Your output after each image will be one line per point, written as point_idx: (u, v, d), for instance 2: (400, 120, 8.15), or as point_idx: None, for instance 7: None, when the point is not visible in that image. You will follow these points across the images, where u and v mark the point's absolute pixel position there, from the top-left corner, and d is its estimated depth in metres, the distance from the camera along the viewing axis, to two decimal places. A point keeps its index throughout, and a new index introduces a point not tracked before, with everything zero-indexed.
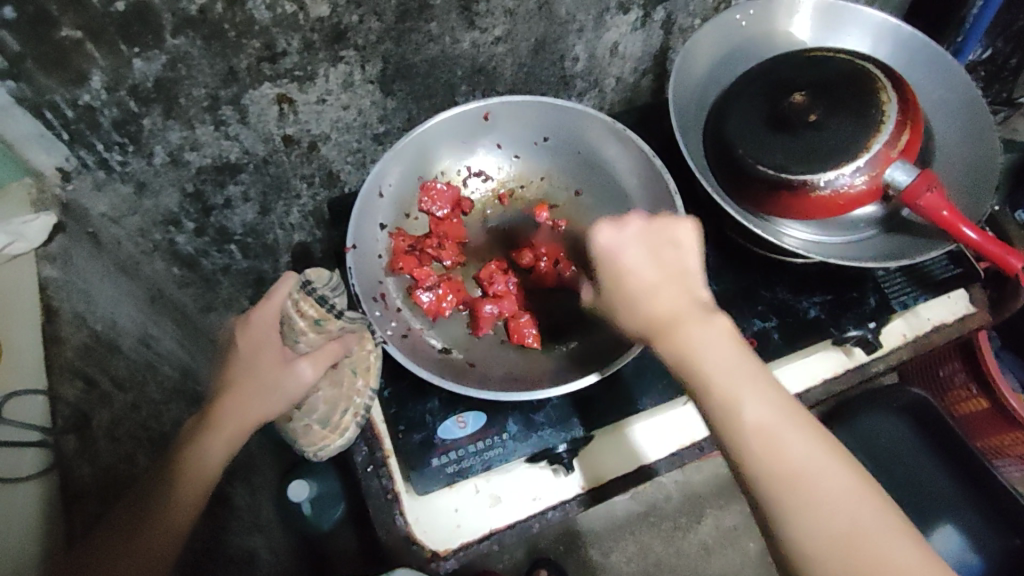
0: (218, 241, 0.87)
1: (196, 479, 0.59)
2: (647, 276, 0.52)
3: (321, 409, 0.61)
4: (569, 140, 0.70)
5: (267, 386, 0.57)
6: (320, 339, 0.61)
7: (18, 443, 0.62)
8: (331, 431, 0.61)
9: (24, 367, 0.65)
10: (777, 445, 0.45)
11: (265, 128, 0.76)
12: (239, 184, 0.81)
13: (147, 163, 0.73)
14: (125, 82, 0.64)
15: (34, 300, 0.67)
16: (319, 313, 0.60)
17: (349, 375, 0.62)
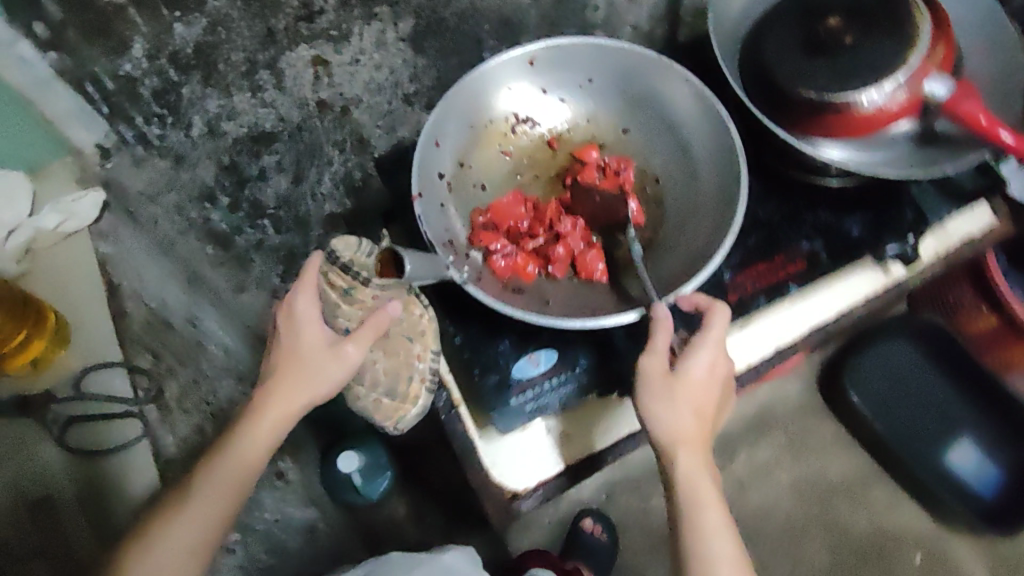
0: (253, 219, 0.81)
1: (233, 476, 0.62)
2: (683, 403, 0.59)
3: (384, 381, 0.63)
4: (617, 75, 0.68)
5: (310, 377, 0.61)
6: (357, 311, 0.62)
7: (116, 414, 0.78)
8: (402, 402, 0.62)
9: (101, 337, 0.81)
10: (712, 551, 0.60)
11: (300, 92, 0.75)
12: (274, 154, 0.79)
13: (185, 133, 0.75)
14: (166, 49, 0.66)
15: (98, 276, 0.82)
16: (346, 283, 0.61)
17: (406, 342, 0.62)
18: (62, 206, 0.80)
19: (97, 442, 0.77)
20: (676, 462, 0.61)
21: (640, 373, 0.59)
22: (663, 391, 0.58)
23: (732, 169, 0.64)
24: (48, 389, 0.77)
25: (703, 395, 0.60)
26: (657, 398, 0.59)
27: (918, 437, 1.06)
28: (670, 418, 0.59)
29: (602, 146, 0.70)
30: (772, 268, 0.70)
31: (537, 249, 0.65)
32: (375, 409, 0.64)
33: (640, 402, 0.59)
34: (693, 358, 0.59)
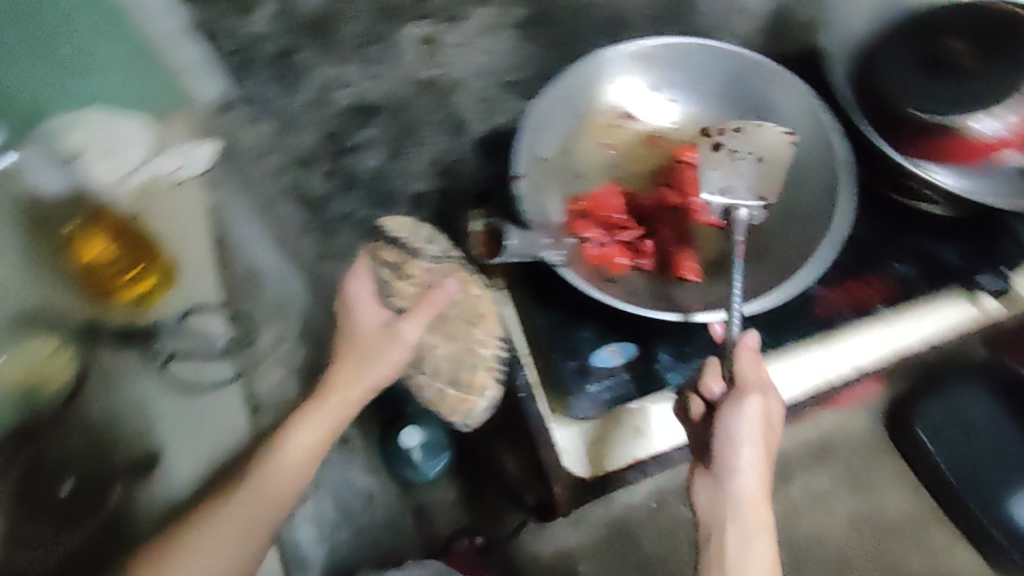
0: (344, 188, 0.82)
1: (287, 462, 0.57)
2: (769, 453, 0.54)
3: (446, 368, 0.68)
4: (726, 82, 0.69)
5: (368, 357, 0.62)
6: (413, 287, 0.68)
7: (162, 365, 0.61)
8: (468, 395, 0.67)
9: (189, 281, 0.67)
10: None
11: (406, 68, 0.75)
12: (375, 127, 0.79)
13: (293, 100, 0.72)
14: (293, 12, 0.67)
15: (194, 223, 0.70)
16: (397, 257, 0.69)
17: (467, 326, 0.67)
18: (174, 150, 0.74)
19: (123, 407, 0.59)
20: (757, 531, 0.52)
21: (741, 415, 0.53)
22: (755, 428, 0.53)
23: (834, 182, 0.64)
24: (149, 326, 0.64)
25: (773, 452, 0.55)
26: (757, 441, 0.53)
27: (974, 477, 1.00)
28: (757, 467, 0.53)
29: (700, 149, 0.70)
30: (858, 287, 0.71)
31: (629, 241, 0.65)
32: (441, 401, 0.68)
33: (738, 449, 0.53)
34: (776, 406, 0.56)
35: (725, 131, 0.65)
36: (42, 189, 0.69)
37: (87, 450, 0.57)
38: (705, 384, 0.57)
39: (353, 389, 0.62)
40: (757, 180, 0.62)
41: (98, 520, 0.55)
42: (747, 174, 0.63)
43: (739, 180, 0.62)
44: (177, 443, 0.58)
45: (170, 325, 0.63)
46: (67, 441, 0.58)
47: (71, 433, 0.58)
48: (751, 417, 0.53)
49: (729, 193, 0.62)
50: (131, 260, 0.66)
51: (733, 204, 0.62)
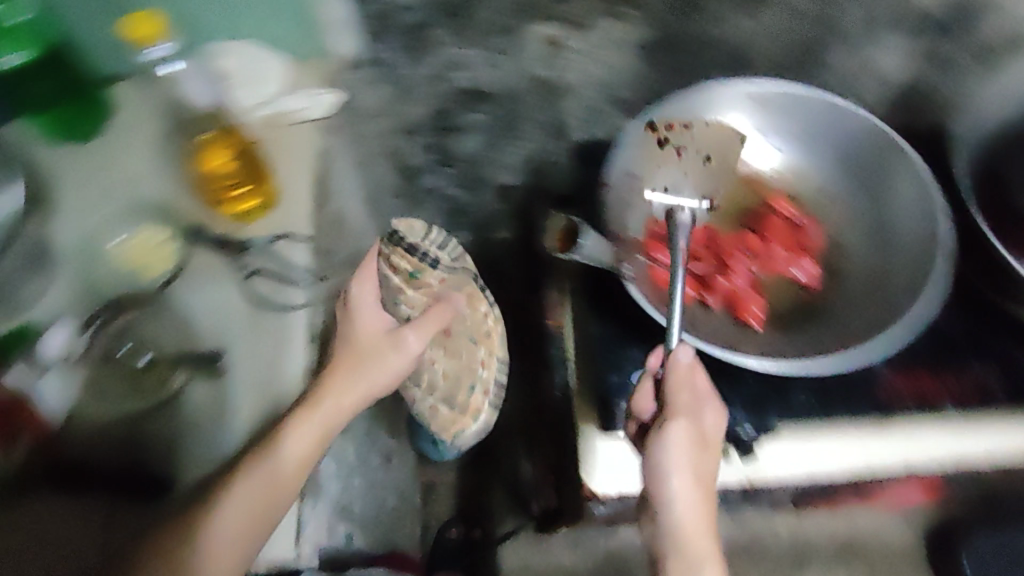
0: (441, 164, 0.92)
1: (288, 469, 0.54)
2: (701, 473, 0.54)
3: (442, 386, 0.76)
4: (836, 143, 0.67)
5: (369, 363, 0.63)
6: (421, 296, 0.73)
7: (246, 275, 0.63)
8: (461, 414, 0.76)
9: (286, 212, 0.65)
10: None
11: (526, 64, 0.79)
12: (480, 113, 0.85)
13: (416, 70, 0.78)
14: None
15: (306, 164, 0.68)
16: (412, 265, 0.74)
17: (471, 344, 0.75)
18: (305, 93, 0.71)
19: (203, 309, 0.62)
20: (700, 559, 0.53)
21: (667, 443, 0.54)
22: (682, 454, 0.53)
23: (926, 262, 0.61)
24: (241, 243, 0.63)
25: (709, 465, 0.55)
26: (684, 466, 0.53)
27: None
28: (686, 491, 0.54)
29: (790, 199, 0.71)
30: (932, 381, 0.67)
31: (699, 274, 0.66)
32: (434, 418, 0.77)
33: (665, 477, 0.54)
34: (708, 418, 0.55)
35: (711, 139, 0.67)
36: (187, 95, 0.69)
37: (164, 346, 0.60)
38: (637, 402, 0.59)
39: (344, 399, 0.59)
40: (699, 178, 0.67)
41: (165, 438, 0.57)
42: (694, 174, 0.67)
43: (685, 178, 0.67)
44: (245, 361, 0.60)
45: (260, 244, 0.64)
46: (142, 333, 0.61)
47: (154, 328, 0.61)
48: (675, 442, 0.53)
49: (673, 193, 0.66)
50: (249, 180, 0.65)
51: (677, 205, 0.66)
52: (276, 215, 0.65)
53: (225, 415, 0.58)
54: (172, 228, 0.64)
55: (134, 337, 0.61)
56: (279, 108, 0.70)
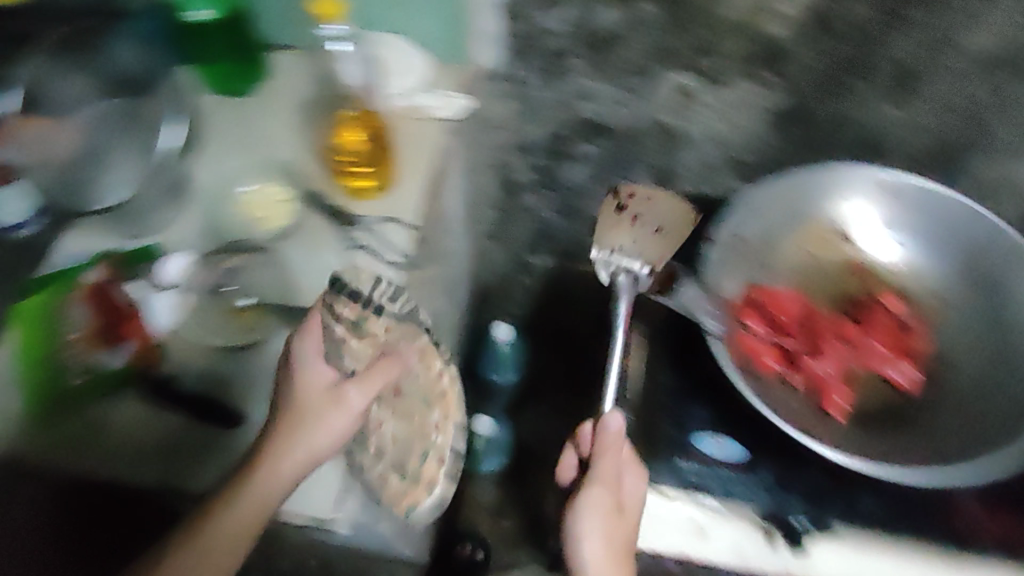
0: (544, 185, 0.93)
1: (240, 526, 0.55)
2: (614, 540, 0.59)
3: (392, 451, 0.65)
4: (963, 250, 0.65)
5: (307, 430, 0.57)
6: (365, 346, 0.64)
7: (351, 248, 0.66)
8: (416, 486, 0.65)
9: (401, 198, 0.69)
10: None
11: (653, 110, 0.79)
12: (595, 146, 0.86)
13: (546, 93, 0.80)
14: (587, 28, 0.72)
15: (430, 158, 0.72)
16: (356, 314, 0.64)
17: (423, 407, 0.67)
18: (440, 93, 0.75)
19: (304, 270, 0.65)
20: None
21: (585, 508, 0.59)
22: (595, 519, 0.58)
23: None
24: (354, 218, 0.67)
25: (622, 528, 0.61)
26: (599, 534, 0.59)
27: None
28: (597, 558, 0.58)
29: (904, 298, 0.67)
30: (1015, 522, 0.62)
31: (790, 349, 0.64)
32: (382, 490, 0.64)
33: (579, 541, 0.59)
34: (626, 485, 0.61)
35: (828, 225, 0.67)
36: (338, 74, 0.72)
37: (265, 293, 0.64)
38: (561, 474, 0.67)
39: (280, 465, 0.55)
40: (647, 245, 0.66)
41: (182, 449, 0.59)
42: (643, 242, 0.66)
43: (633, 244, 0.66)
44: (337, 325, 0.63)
45: (371, 221, 0.67)
46: (250, 277, 0.65)
47: (260, 275, 0.65)
48: (588, 505, 0.59)
49: (617, 254, 0.65)
50: (371, 164, 0.69)
51: (618, 266, 0.64)
52: (392, 198, 0.69)
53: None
54: (295, 188, 0.68)
55: (244, 277, 0.65)
56: (411, 103, 0.74)
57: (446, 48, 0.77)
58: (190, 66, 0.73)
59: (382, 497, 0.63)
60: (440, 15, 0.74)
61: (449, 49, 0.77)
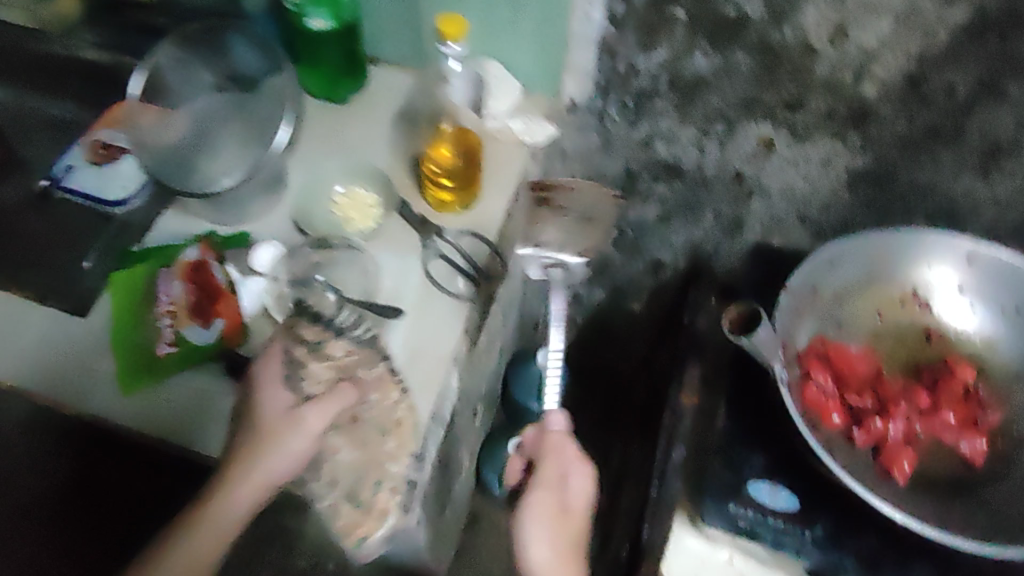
0: (609, 221, 0.96)
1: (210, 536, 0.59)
2: (556, 536, 0.76)
3: (344, 480, 0.61)
4: None
5: (265, 448, 0.58)
6: (326, 367, 0.62)
7: (433, 256, 0.69)
8: (363, 516, 0.60)
9: (483, 215, 0.73)
10: None
11: (730, 157, 0.81)
12: (668, 187, 0.88)
13: (627, 130, 0.83)
14: (677, 69, 0.75)
15: (512, 179, 0.75)
16: (315, 335, 0.62)
17: (380, 437, 0.61)
18: (528, 119, 0.79)
19: (386, 272, 0.68)
20: None
21: (530, 505, 0.77)
22: (539, 513, 0.77)
23: None
24: (438, 229, 0.70)
25: (568, 521, 0.78)
26: (542, 533, 0.75)
27: None
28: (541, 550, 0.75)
29: (981, 371, 0.66)
30: None
31: (857, 406, 0.63)
32: (335, 519, 0.61)
33: (525, 541, 0.76)
34: (569, 484, 0.79)
35: (907, 288, 0.67)
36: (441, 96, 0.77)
37: (346, 291, 0.66)
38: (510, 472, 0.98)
39: (247, 484, 0.58)
40: (577, 238, 0.89)
41: (186, 426, 0.63)
42: (568, 230, 0.88)
43: (568, 241, 0.88)
44: (411, 327, 0.66)
45: (450, 233, 0.71)
46: (329, 272, 0.67)
47: (341, 271, 0.68)
48: (534, 503, 0.77)
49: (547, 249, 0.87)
50: (460, 180, 0.71)
51: (552, 255, 0.87)
52: (475, 214, 0.73)
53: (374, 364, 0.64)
54: (385, 196, 0.72)
55: (326, 271, 0.67)
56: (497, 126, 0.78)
57: (543, 82, 0.81)
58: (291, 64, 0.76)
59: (335, 524, 0.61)
60: (536, 49, 0.77)
61: (544, 83, 0.81)
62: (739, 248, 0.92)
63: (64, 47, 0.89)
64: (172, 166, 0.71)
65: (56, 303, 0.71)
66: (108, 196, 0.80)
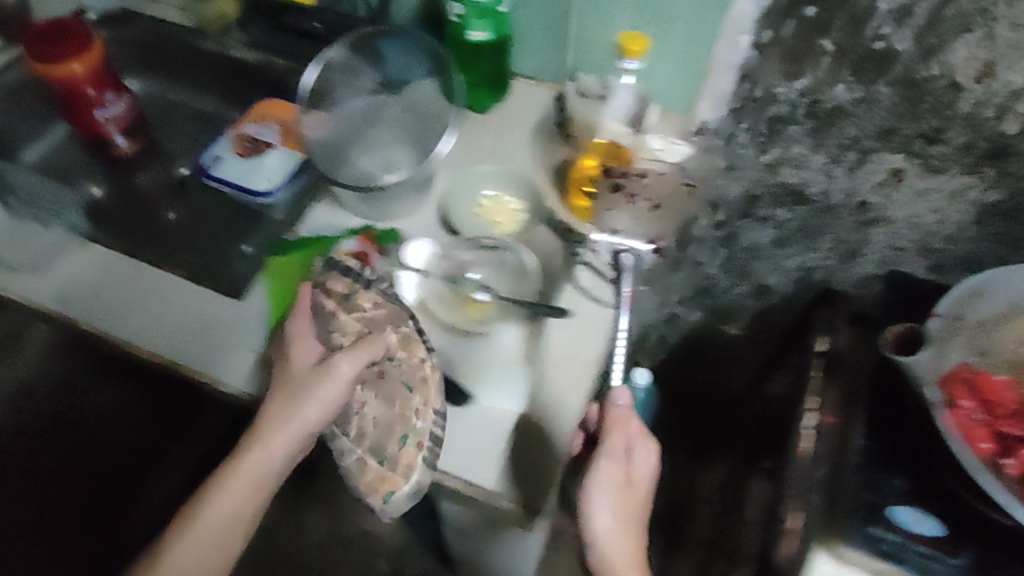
0: (721, 241, 1.01)
1: (243, 493, 0.61)
2: (621, 517, 0.59)
3: (373, 433, 0.60)
4: None
5: (295, 395, 0.59)
6: (354, 320, 0.62)
7: (581, 263, 0.72)
8: (389, 472, 0.58)
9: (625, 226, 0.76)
10: None
11: (858, 185, 0.85)
12: (789, 211, 0.93)
13: (757, 155, 0.87)
14: (817, 95, 0.77)
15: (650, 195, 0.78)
16: (346, 288, 0.64)
17: (405, 392, 0.60)
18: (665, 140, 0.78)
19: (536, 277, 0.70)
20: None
21: (595, 478, 0.59)
22: (601, 485, 0.59)
23: None
24: (581, 239, 0.74)
25: (631, 500, 0.60)
26: (610, 507, 0.59)
27: None
28: (605, 528, 0.58)
29: None
30: None
31: (1004, 434, 0.61)
32: (360, 478, 0.59)
33: (592, 517, 0.58)
34: (635, 457, 0.61)
35: None
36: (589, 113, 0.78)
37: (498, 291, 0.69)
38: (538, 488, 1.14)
39: (275, 440, 0.59)
40: (648, 225, 0.76)
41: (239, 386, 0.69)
42: (641, 219, 0.76)
43: (635, 223, 0.76)
44: (565, 331, 0.68)
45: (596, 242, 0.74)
46: (482, 271, 0.70)
47: (492, 271, 0.70)
48: (594, 473, 0.59)
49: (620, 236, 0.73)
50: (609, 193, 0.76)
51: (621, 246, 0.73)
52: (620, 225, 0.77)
53: (526, 362, 0.66)
54: (531, 205, 0.76)
55: (479, 268, 0.70)
56: (642, 141, 0.78)
57: (679, 96, 0.87)
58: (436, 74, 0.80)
59: (360, 483, 0.59)
60: (678, 67, 0.83)
61: (679, 95, 0.87)
62: (853, 278, 0.97)
63: (217, 45, 0.95)
64: (336, 158, 0.76)
65: (209, 283, 0.75)
66: (252, 187, 0.83)
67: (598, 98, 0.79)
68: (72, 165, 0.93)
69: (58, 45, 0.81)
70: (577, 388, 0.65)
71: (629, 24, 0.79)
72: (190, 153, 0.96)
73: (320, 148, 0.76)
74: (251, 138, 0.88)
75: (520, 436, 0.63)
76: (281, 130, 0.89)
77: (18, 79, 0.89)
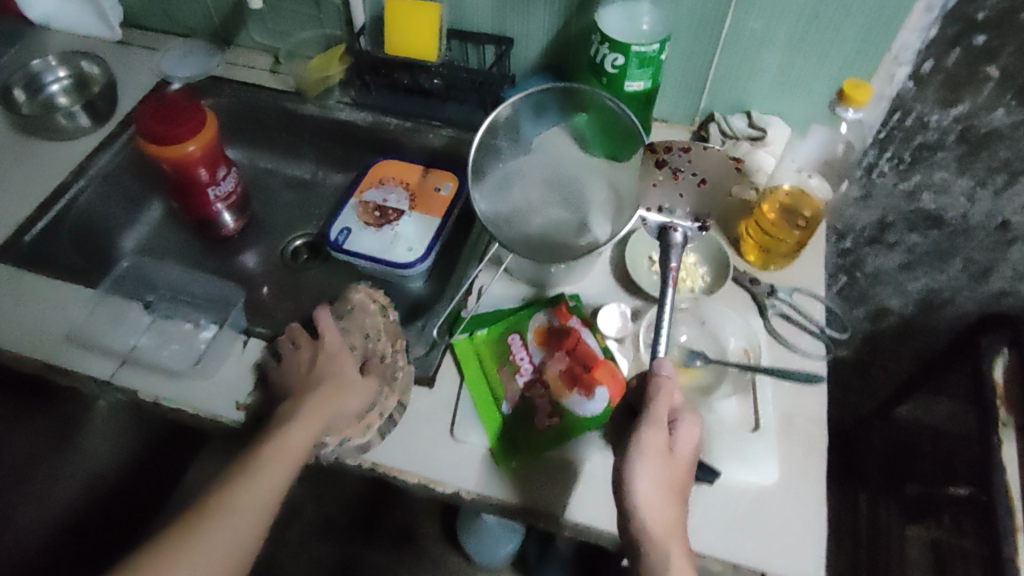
0: (841, 268, 0.99)
1: (286, 461, 0.58)
2: (662, 485, 0.51)
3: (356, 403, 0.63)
4: None
5: (343, 384, 0.64)
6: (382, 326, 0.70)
7: (775, 313, 0.70)
8: (355, 423, 0.63)
9: (806, 270, 0.73)
10: None
11: (1002, 206, 0.84)
12: (920, 237, 0.91)
13: (896, 182, 0.86)
14: (971, 121, 0.78)
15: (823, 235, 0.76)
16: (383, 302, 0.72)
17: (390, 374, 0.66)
18: (799, 176, 0.76)
19: (742, 333, 0.67)
20: (667, 560, 0.49)
21: (637, 442, 0.52)
22: (640, 450, 0.51)
23: None
24: (771, 285, 0.71)
25: (674, 475, 0.52)
26: (652, 473, 0.51)
27: None
28: (647, 497, 0.50)
29: None
30: None
31: None
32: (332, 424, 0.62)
33: (631, 481, 0.50)
34: (678, 432, 0.54)
35: None
36: (748, 163, 0.79)
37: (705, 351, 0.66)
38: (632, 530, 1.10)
39: (325, 412, 0.61)
40: (694, 198, 0.79)
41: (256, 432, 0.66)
42: (687, 194, 0.79)
43: (682, 199, 0.78)
44: (787, 388, 0.65)
45: (784, 291, 0.71)
46: (685, 331, 0.68)
47: (693, 331, 0.68)
48: (634, 438, 0.52)
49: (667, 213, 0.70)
50: (780, 232, 0.72)
51: (672, 226, 0.64)
52: (803, 272, 0.73)
53: (758, 428, 0.62)
54: (708, 258, 0.72)
55: (686, 328, 0.68)
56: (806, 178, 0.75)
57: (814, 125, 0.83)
58: (584, 125, 0.78)
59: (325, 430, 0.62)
60: (822, 101, 0.80)
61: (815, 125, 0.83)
62: (978, 296, 0.95)
63: (318, 108, 0.90)
64: (508, 229, 0.72)
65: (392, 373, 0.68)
66: (393, 259, 0.78)
67: (749, 141, 0.80)
68: (168, 246, 0.91)
69: (173, 123, 0.76)
70: (816, 447, 0.61)
71: (778, 61, 0.77)
72: (299, 224, 0.94)
73: (490, 214, 0.72)
74: (378, 207, 0.83)
75: (775, 511, 0.58)
76: (409, 195, 0.84)
77: (111, 163, 0.87)
